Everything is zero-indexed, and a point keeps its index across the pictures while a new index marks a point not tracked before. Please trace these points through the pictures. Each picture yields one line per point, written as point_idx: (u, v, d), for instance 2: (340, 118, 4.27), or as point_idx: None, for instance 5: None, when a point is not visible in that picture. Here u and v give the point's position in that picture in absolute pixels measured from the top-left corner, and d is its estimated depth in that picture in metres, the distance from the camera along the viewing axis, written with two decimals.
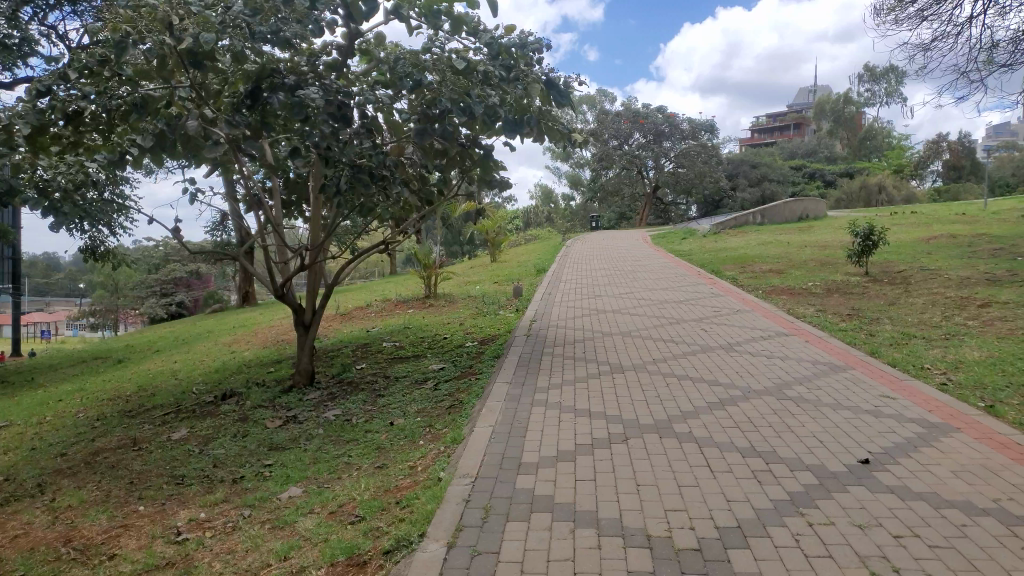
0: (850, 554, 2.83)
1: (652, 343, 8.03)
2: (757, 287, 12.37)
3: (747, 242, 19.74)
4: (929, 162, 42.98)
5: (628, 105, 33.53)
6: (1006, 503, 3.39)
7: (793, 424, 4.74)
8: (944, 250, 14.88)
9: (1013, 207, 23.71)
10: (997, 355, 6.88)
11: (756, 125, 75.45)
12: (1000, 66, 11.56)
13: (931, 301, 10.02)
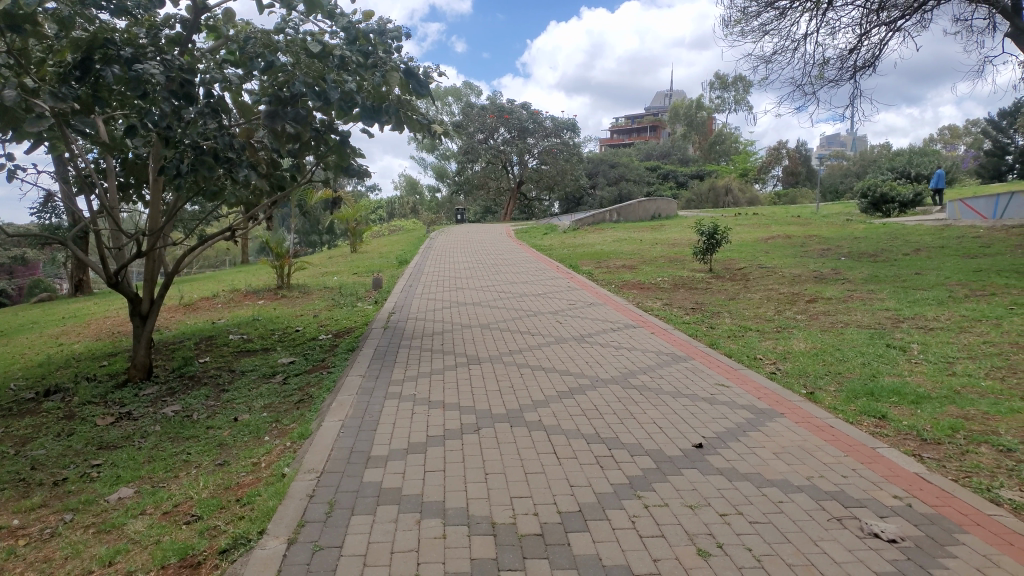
0: (680, 533, 3.01)
1: (508, 335, 8.16)
2: (611, 282, 12.85)
3: (604, 238, 20.46)
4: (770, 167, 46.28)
5: (493, 99, 33.72)
6: (817, 480, 3.72)
7: (635, 411, 4.97)
8: (780, 249, 16.08)
9: (841, 212, 25.92)
10: (819, 346, 7.54)
11: (616, 125, 78.38)
12: (829, 81, 12.67)
13: (766, 297, 10.79)
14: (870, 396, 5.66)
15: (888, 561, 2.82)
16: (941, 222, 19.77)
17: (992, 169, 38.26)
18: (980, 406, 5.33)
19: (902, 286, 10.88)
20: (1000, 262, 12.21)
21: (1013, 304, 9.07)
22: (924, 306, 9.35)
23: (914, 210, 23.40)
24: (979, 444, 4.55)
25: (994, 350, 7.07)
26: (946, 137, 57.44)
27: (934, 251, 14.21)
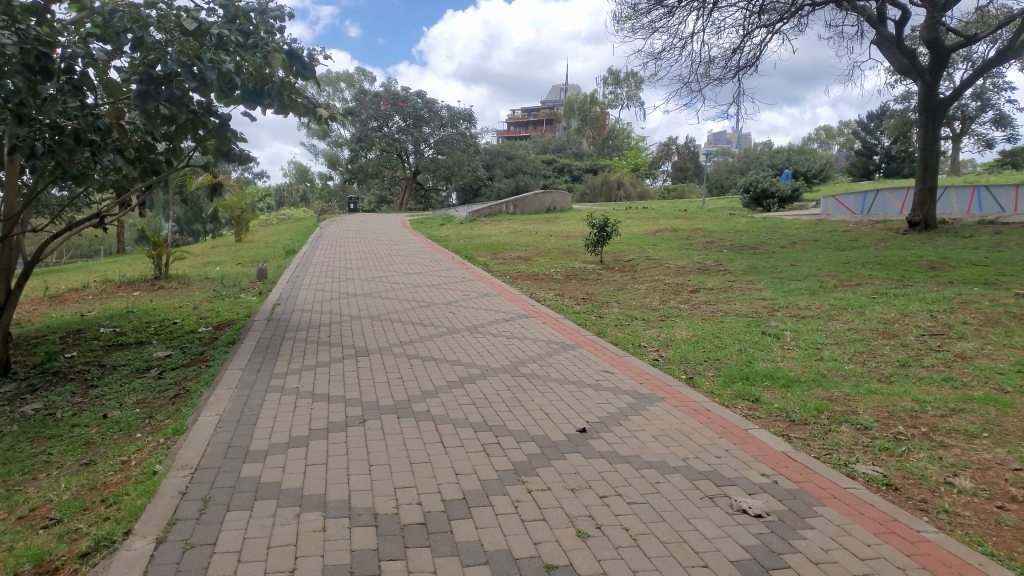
0: (560, 515, 3.07)
1: (400, 326, 8.09)
2: (506, 273, 12.95)
3: (499, 230, 20.56)
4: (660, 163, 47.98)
5: (388, 87, 33.16)
6: (692, 460, 3.90)
7: (523, 399, 5.04)
8: (667, 242, 16.63)
9: (724, 207, 27.13)
10: (700, 334, 7.88)
11: (513, 118, 79.02)
12: (713, 80, 13.22)
13: (653, 288, 11.14)
14: (745, 380, 5.97)
15: (753, 535, 2.99)
16: (815, 217, 21.00)
17: (862, 168, 40.99)
18: (843, 388, 5.73)
19: (779, 277, 11.50)
20: (865, 254, 13.10)
21: (876, 293, 9.77)
22: (797, 295, 9.92)
23: (791, 206, 24.78)
24: (840, 424, 4.89)
25: (857, 336, 7.61)
26: (821, 137, 61.09)
27: (807, 244, 15.09)
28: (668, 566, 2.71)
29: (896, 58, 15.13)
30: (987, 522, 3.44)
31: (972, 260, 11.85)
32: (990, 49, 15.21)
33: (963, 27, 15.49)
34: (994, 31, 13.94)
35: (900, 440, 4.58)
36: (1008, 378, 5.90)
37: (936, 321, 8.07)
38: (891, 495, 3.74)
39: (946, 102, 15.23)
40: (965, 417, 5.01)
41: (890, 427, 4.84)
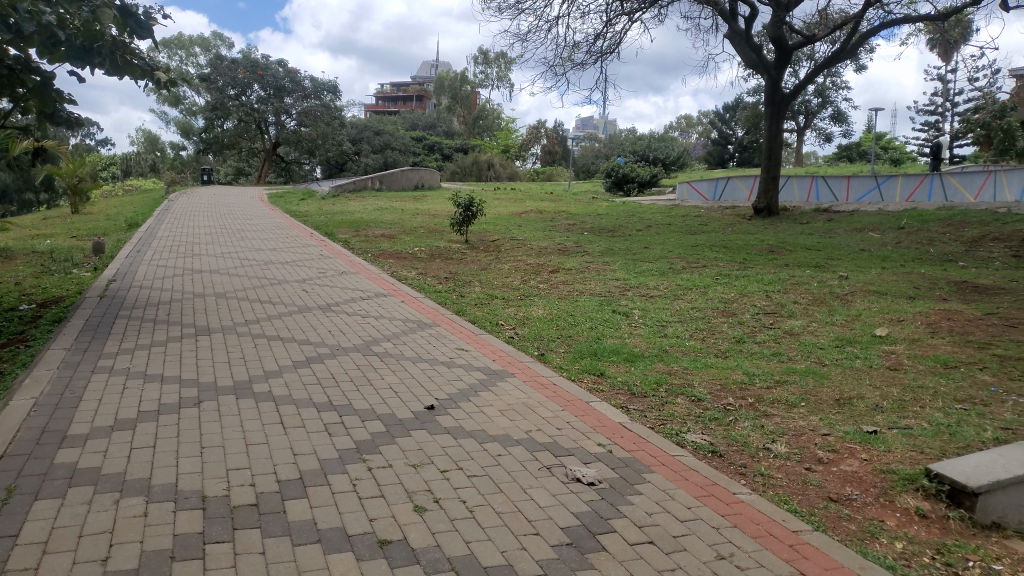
0: (399, 491, 3.08)
1: (249, 304, 7.77)
2: (368, 251, 12.72)
3: (363, 207, 20.15)
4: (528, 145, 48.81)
5: (246, 54, 31.50)
6: (534, 433, 4.01)
7: (372, 377, 5.00)
8: (531, 223, 16.91)
9: (588, 190, 27.94)
10: (556, 312, 8.09)
11: (382, 93, 77.64)
12: (576, 64, 13.56)
13: (514, 268, 11.30)
14: (593, 355, 6.20)
15: (584, 502, 3.13)
16: (671, 202, 22.02)
17: (717, 157, 43.33)
18: (682, 362, 6.08)
19: (633, 258, 12.01)
20: (713, 238, 13.92)
21: (720, 274, 10.40)
22: (649, 276, 10.39)
23: (649, 191, 25.87)
24: (677, 396, 5.19)
25: (699, 314, 8.08)
26: (682, 126, 64.19)
27: (662, 227, 15.81)
28: (501, 536, 2.78)
29: (746, 53, 16.06)
30: (796, 482, 3.79)
31: (806, 245, 12.86)
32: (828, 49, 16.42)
33: (804, 25, 16.66)
34: (830, 31, 15.07)
35: (728, 410, 4.93)
36: (827, 353, 6.47)
37: (770, 301, 8.71)
38: (716, 461, 4.03)
39: (789, 96, 16.35)
40: (786, 388, 5.46)
41: (721, 398, 5.20)
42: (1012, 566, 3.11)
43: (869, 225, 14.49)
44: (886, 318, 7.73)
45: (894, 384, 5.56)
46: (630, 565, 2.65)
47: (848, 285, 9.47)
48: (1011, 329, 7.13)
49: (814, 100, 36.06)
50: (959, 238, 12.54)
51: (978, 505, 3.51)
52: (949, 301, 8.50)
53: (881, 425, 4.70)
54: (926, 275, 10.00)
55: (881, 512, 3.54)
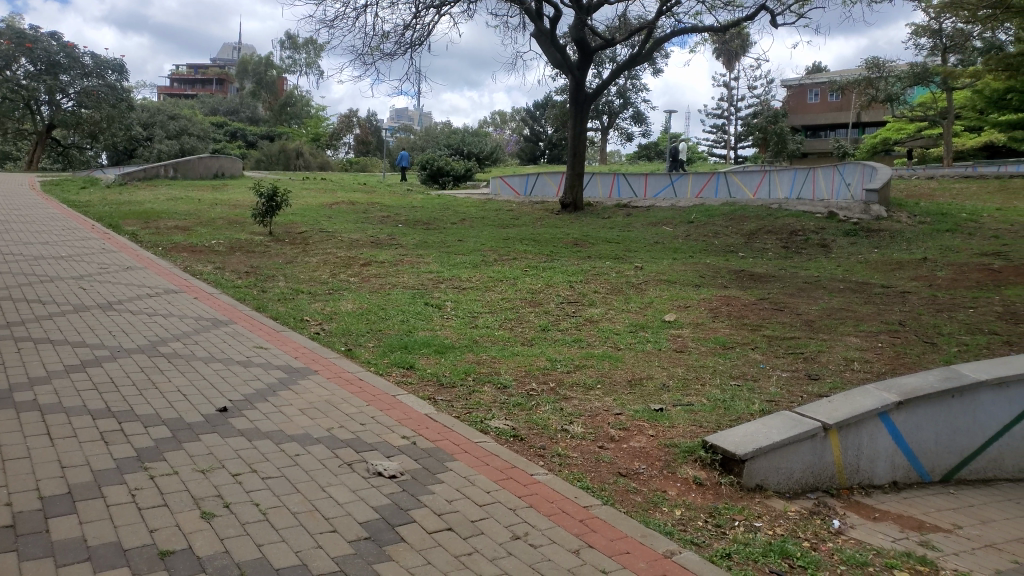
0: (185, 499, 2.90)
1: (12, 304, 6.92)
2: (157, 244, 11.76)
3: (155, 196, 18.64)
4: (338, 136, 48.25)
5: (10, 24, 27.89)
6: (336, 430, 3.93)
7: (158, 380, 4.65)
8: (343, 215, 16.48)
9: (401, 182, 27.77)
10: (365, 306, 7.96)
11: (178, 74, 72.48)
12: (384, 54, 13.39)
13: (324, 261, 10.97)
14: (402, 349, 6.17)
15: (385, 495, 3.11)
16: (484, 196, 22.44)
17: (528, 153, 44.69)
18: (490, 351, 6.23)
19: (446, 251, 12.10)
20: (522, 232, 14.33)
21: (528, 267, 10.73)
22: (461, 268, 10.52)
23: (463, 184, 26.20)
24: (484, 384, 5.32)
25: (508, 305, 8.30)
26: (496, 122, 65.80)
27: (475, 220, 16.06)
28: (296, 536, 2.71)
29: (550, 53, 16.66)
30: (590, 461, 4.02)
31: (607, 238, 13.60)
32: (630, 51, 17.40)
33: (606, 29, 17.56)
34: (629, 35, 16.03)
35: (530, 396, 5.11)
36: (622, 338, 6.90)
37: (574, 291, 9.12)
38: (516, 445, 4.17)
39: (592, 96, 17.20)
40: (585, 371, 5.77)
41: (525, 384, 5.39)
42: (769, 522, 3.52)
43: (663, 220, 15.62)
44: (675, 304, 8.38)
45: (679, 365, 6.05)
46: (427, 554, 2.68)
47: (643, 275, 10.14)
48: (779, 312, 8.00)
49: (616, 101, 38.16)
50: (739, 232, 13.84)
51: (745, 470, 3.93)
52: (730, 288, 9.38)
53: (667, 402, 5.10)
54: (711, 265, 10.96)
55: (664, 483, 3.85)
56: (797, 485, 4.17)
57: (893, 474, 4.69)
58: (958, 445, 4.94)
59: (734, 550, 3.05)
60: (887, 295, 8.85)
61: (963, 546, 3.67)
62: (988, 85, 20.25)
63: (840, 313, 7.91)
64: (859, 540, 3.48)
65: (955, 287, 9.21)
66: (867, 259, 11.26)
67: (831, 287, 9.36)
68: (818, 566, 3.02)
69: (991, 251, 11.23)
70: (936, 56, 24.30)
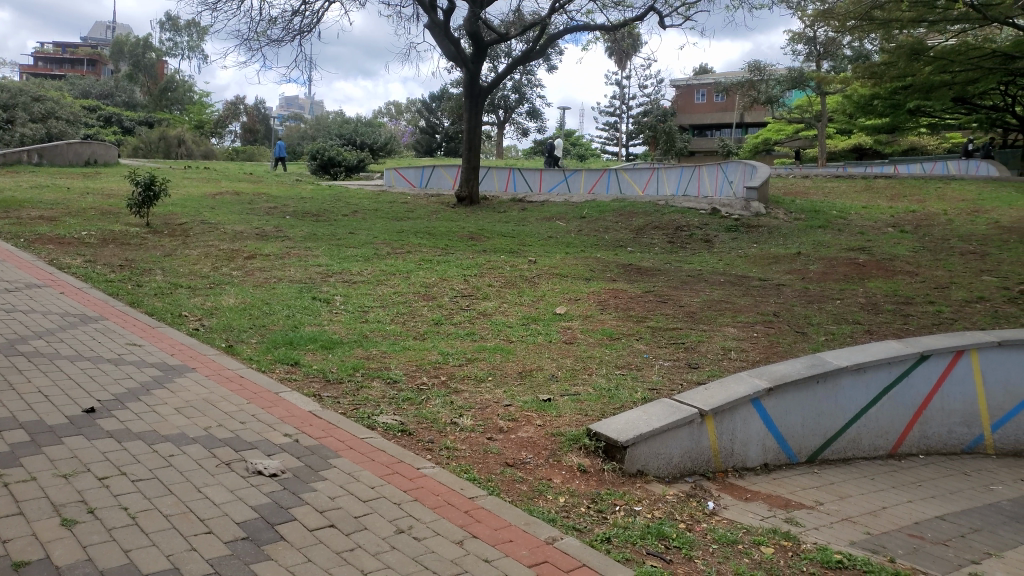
0: (43, 506, 2.73)
1: None
2: (20, 235, 10.92)
3: (16, 184, 17.32)
4: (225, 124, 45.97)
5: None
6: (214, 429, 3.79)
7: (16, 381, 4.33)
8: (227, 206, 15.84)
9: (291, 172, 26.95)
10: (249, 301, 7.70)
11: (44, 53, 67.54)
12: (271, 39, 12.95)
13: (206, 254, 10.51)
14: (288, 345, 6.00)
15: (265, 494, 3.03)
16: (377, 188, 22.11)
17: (425, 145, 44.19)
18: (380, 346, 6.16)
19: (336, 244, 11.84)
20: (416, 225, 14.23)
21: (422, 260, 10.67)
22: (352, 262, 10.32)
23: (356, 175, 25.72)
24: (372, 379, 5.26)
25: (400, 299, 8.23)
26: (392, 113, 65.03)
27: (367, 213, 15.80)
28: (168, 539, 2.60)
29: (445, 45, 16.57)
30: (477, 453, 4.05)
31: (501, 232, 13.70)
32: (524, 46, 17.53)
33: (500, 24, 17.63)
34: (523, 31, 16.17)
35: (420, 390, 5.09)
36: (514, 331, 6.98)
37: (467, 284, 9.14)
38: (404, 440, 4.15)
39: (486, 90, 17.25)
40: (475, 365, 5.80)
41: (415, 378, 5.37)
42: (649, 506, 3.66)
43: (556, 214, 15.87)
44: (566, 298, 8.55)
45: (568, 356, 6.18)
46: (307, 551, 2.63)
47: (536, 268, 10.27)
48: (663, 304, 8.30)
49: (511, 96, 38.45)
50: (628, 227, 14.25)
51: (626, 456, 4.07)
52: (618, 281, 9.65)
53: (554, 392, 5.20)
54: (600, 259, 11.23)
55: (550, 472, 3.93)
56: (676, 469, 4.35)
57: (764, 456, 4.96)
58: (822, 427, 5.28)
59: (614, 534, 3.15)
60: (764, 288, 9.34)
61: (824, 520, 3.93)
62: (856, 91, 21.69)
63: (720, 305, 8.30)
64: (731, 519, 3.68)
65: (825, 280, 9.82)
66: (746, 253, 11.84)
67: (712, 280, 9.79)
68: (692, 546, 3.17)
69: (857, 246, 12.05)
70: (811, 62, 25.81)
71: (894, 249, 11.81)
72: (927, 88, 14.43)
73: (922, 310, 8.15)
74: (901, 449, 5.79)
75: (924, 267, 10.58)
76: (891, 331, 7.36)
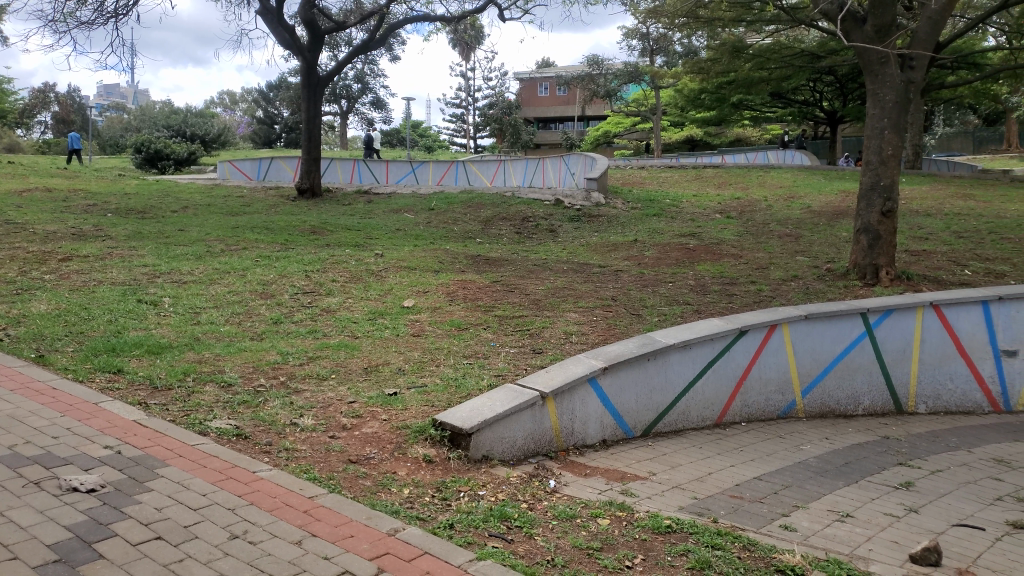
0: None
1: None
2: None
3: None
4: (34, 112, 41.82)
5: None
6: (20, 447, 3.48)
7: None
8: (37, 204, 14.44)
9: (112, 166, 24.94)
10: (64, 306, 7.07)
11: None
12: (81, 21, 11.89)
13: (11, 257, 9.52)
14: (110, 352, 5.58)
15: (81, 511, 2.83)
16: (211, 182, 20.96)
17: (264, 137, 42.29)
18: (214, 348, 5.86)
19: (165, 242, 11.11)
20: (254, 220, 13.64)
21: (261, 257, 10.23)
22: (183, 261, 9.72)
23: (187, 169, 24.24)
24: (206, 383, 5.00)
25: (236, 298, 7.87)
26: (226, 103, 61.90)
27: (199, 208, 14.94)
28: None
29: (279, 32, 15.92)
30: (319, 452, 3.96)
31: (346, 225, 13.40)
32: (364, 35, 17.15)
33: (338, 12, 17.14)
34: (361, 20, 15.83)
35: (258, 392, 4.90)
36: (359, 326, 6.87)
37: (310, 280, 8.88)
38: (240, 444, 3.98)
39: (325, 79, 16.76)
40: (318, 363, 5.66)
41: (252, 379, 5.17)
42: (493, 489, 3.74)
43: (403, 207, 15.72)
44: (413, 290, 8.51)
45: (415, 349, 6.16)
46: (130, 567, 2.50)
47: (383, 262, 10.13)
48: (510, 293, 8.47)
49: (354, 85, 37.68)
50: (475, 218, 14.37)
51: (471, 443, 4.13)
52: (466, 272, 9.72)
53: (401, 386, 5.18)
54: (448, 250, 11.26)
55: (395, 464, 3.92)
56: (519, 452, 4.47)
57: (602, 433, 5.19)
58: (654, 402, 5.61)
59: (457, 521, 3.20)
60: (603, 274, 9.75)
61: (656, 489, 4.19)
62: (686, 86, 23.05)
63: (563, 291, 8.58)
64: (570, 495, 3.83)
65: (659, 265, 10.39)
66: (588, 242, 12.29)
67: (557, 268, 10.09)
68: (532, 524, 3.28)
69: (688, 232, 12.84)
70: (644, 57, 27.13)
71: (721, 234, 12.69)
72: (748, 83, 15.58)
73: (744, 289, 8.82)
74: (726, 418, 6.24)
75: (747, 250, 11.45)
76: (716, 310, 7.92)
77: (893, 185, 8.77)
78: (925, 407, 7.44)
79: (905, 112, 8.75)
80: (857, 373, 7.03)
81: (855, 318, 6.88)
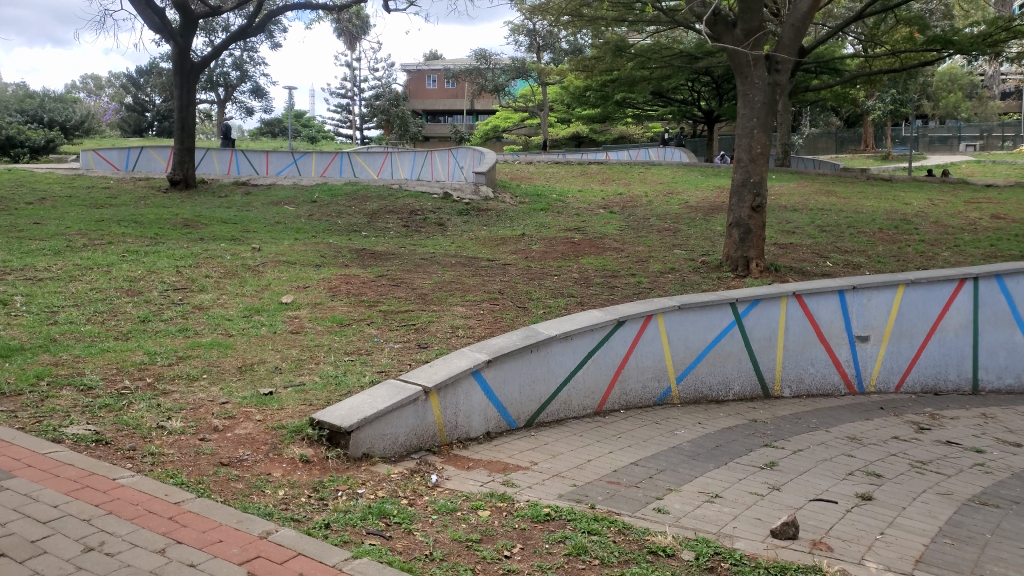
0: None
1: None
2: None
3: None
4: None
5: None
6: None
7: None
8: None
9: None
10: None
11: None
12: None
13: None
14: None
15: None
16: (71, 172, 19.54)
17: (134, 126, 40.04)
18: (72, 350, 5.46)
19: (19, 237, 10.26)
20: (121, 212, 12.82)
21: (127, 252, 9.62)
22: (38, 257, 9.00)
23: (44, 157, 22.50)
24: (62, 387, 4.65)
25: (99, 295, 7.37)
26: (90, 88, 57.93)
27: (58, 200, 13.93)
28: None
29: (147, 15, 15.01)
30: (188, 455, 3.78)
31: (222, 218, 12.82)
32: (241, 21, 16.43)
33: None
34: (237, 5, 15.15)
35: (122, 395, 4.61)
36: (234, 324, 6.59)
37: (181, 276, 8.43)
38: (99, 450, 3.75)
39: (198, 65, 15.96)
40: (189, 363, 5.38)
41: (115, 382, 4.85)
42: (372, 487, 3.67)
43: (284, 199, 15.21)
44: (293, 286, 8.24)
45: (294, 346, 5.97)
46: None
47: (261, 257, 9.75)
48: (395, 288, 8.35)
49: (232, 72, 36.09)
50: (360, 211, 14.08)
51: (350, 441, 4.06)
52: (350, 267, 9.51)
53: (278, 385, 5.01)
54: (332, 245, 10.97)
55: (269, 466, 3.79)
56: (402, 447, 4.42)
57: (485, 425, 5.21)
58: (537, 392, 5.69)
59: (334, 520, 3.13)
60: (490, 268, 9.78)
61: (536, 479, 4.25)
62: (572, 82, 23.45)
63: (450, 285, 8.55)
64: (452, 489, 3.83)
65: (545, 258, 10.53)
66: (475, 236, 12.29)
67: (443, 262, 10.05)
68: (411, 519, 3.25)
69: (573, 227, 13.08)
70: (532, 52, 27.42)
71: (605, 228, 13.00)
72: (631, 82, 16.01)
73: (625, 282, 9.09)
74: (606, 406, 6.40)
75: (628, 243, 11.79)
76: (598, 302, 8.12)
77: (762, 181, 9.24)
78: (789, 391, 7.89)
79: (772, 113, 9.25)
80: (728, 360, 7.38)
81: (725, 308, 7.25)
